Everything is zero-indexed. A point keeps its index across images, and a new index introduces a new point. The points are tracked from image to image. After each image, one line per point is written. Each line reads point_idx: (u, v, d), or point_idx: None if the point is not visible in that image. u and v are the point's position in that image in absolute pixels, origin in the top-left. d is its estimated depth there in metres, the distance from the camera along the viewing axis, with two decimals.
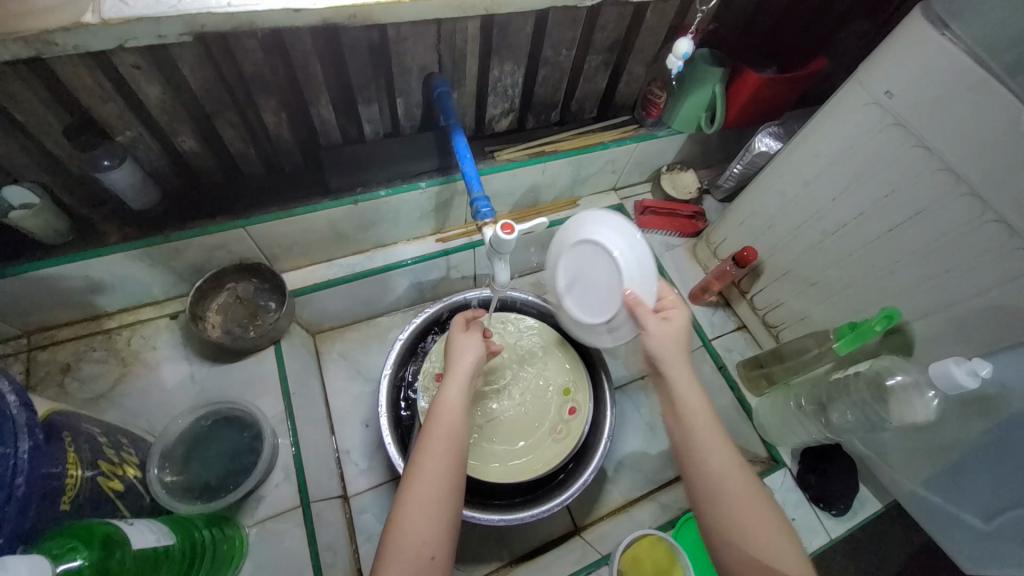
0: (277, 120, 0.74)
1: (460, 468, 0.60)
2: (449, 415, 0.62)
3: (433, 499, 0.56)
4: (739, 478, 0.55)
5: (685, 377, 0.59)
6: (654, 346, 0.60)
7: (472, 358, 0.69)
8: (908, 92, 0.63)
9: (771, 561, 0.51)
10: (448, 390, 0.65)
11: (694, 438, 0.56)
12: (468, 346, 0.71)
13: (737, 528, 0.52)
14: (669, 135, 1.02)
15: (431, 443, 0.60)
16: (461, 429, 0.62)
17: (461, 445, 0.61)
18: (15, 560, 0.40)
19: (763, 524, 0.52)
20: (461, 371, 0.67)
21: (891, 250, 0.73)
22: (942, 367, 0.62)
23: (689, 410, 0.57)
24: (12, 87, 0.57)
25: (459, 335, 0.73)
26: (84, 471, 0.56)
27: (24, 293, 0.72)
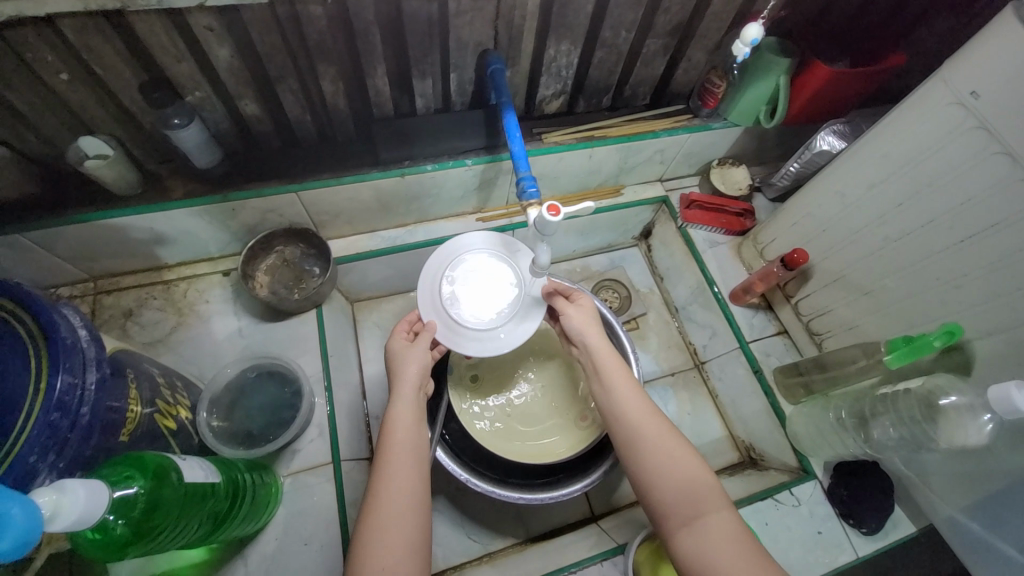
0: (335, 89, 0.76)
1: (418, 488, 0.63)
2: (400, 435, 0.65)
3: (400, 518, 0.59)
4: (659, 427, 0.66)
5: (602, 344, 0.73)
6: (575, 327, 0.74)
7: (420, 371, 0.70)
8: (997, 94, 0.58)
9: (694, 498, 0.61)
10: (398, 407, 0.67)
11: (614, 399, 0.69)
12: (414, 360, 0.71)
13: (662, 468, 0.63)
14: (725, 127, 0.98)
15: (389, 462, 0.63)
16: (412, 442, 0.65)
17: (415, 463, 0.64)
18: (73, 484, 0.43)
19: (679, 460, 0.63)
20: (407, 385, 0.69)
21: (960, 262, 0.68)
22: (1002, 390, 0.58)
23: (608, 372, 0.70)
24: (98, 42, 0.60)
25: (401, 347, 0.72)
26: (143, 409, 0.61)
27: (96, 240, 0.77)
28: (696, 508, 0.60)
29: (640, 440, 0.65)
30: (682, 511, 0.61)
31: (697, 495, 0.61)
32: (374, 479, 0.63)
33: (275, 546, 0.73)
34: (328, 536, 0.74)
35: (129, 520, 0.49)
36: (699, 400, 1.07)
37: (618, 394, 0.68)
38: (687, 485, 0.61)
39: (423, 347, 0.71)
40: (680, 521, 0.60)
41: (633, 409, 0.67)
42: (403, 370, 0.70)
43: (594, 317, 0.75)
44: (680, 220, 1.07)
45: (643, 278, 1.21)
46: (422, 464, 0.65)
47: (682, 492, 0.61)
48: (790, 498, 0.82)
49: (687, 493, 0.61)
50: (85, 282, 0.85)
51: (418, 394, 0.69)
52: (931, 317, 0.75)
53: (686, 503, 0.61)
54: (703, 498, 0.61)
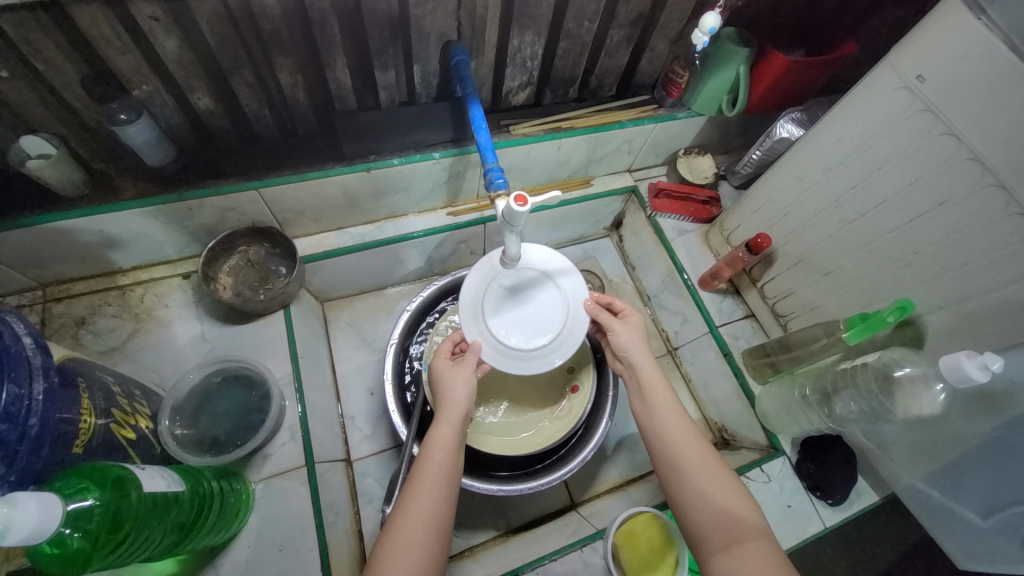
0: (293, 82, 0.73)
1: (444, 514, 0.60)
2: (437, 459, 0.62)
3: (418, 545, 0.57)
4: (705, 449, 0.64)
5: (648, 364, 0.71)
6: (622, 343, 0.73)
7: (466, 394, 0.68)
8: (939, 78, 0.61)
9: (738, 523, 0.59)
10: (440, 429, 0.65)
11: (659, 416, 0.67)
12: (459, 380, 0.69)
13: (705, 492, 0.61)
14: (688, 117, 1.00)
15: (420, 486, 0.60)
16: (453, 467, 0.63)
17: (447, 487, 0.61)
18: (24, 497, 0.41)
19: (723, 486, 0.61)
20: (453, 407, 0.67)
21: (910, 240, 0.72)
22: (952, 360, 0.61)
23: (652, 391, 0.69)
24: (30, 33, 0.57)
25: (445, 366, 0.71)
26: (97, 419, 0.58)
27: (40, 245, 0.73)
28: (737, 534, 0.58)
29: (683, 462, 0.63)
30: (720, 536, 0.58)
31: (738, 521, 0.59)
32: (402, 500, 0.60)
33: (249, 554, 0.71)
34: (304, 541, 0.72)
35: (85, 533, 0.47)
36: (673, 385, 1.09)
37: (663, 414, 0.67)
38: (729, 511, 0.59)
39: (468, 368, 0.70)
40: (718, 547, 0.58)
41: (679, 431, 0.65)
42: (448, 390, 0.68)
43: (640, 336, 0.74)
44: (650, 209, 1.09)
45: (616, 268, 1.23)
46: (452, 488, 0.62)
47: (723, 518, 0.59)
48: (761, 475, 0.85)
49: (728, 520, 0.59)
50: (32, 290, 0.80)
51: (463, 419, 0.67)
52: (886, 294, 0.78)
53: (726, 530, 0.58)
54: (745, 525, 0.58)
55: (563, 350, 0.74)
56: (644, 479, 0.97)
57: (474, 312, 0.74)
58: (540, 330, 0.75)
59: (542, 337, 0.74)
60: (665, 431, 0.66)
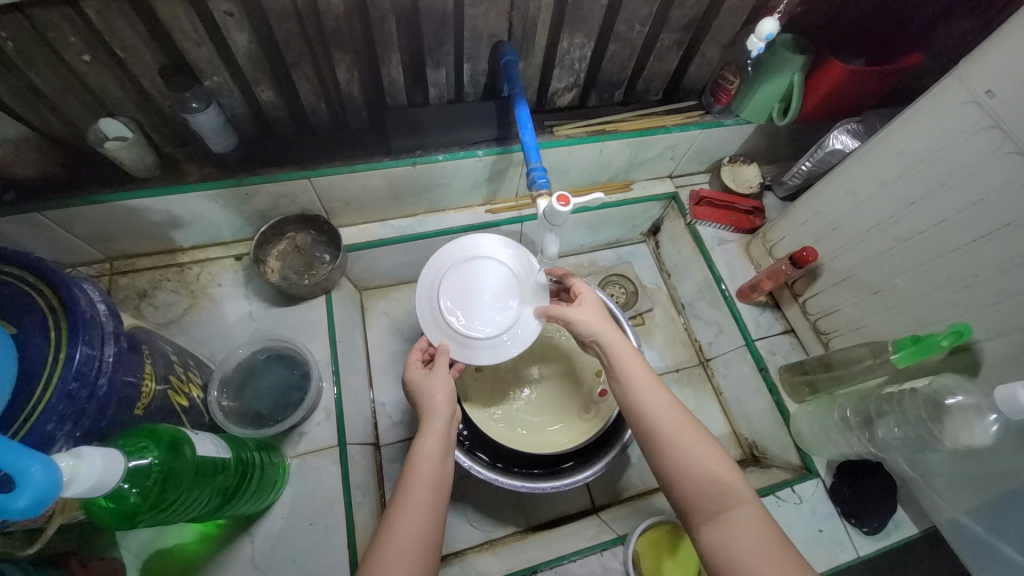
0: (349, 77, 0.76)
1: (435, 526, 0.60)
2: (426, 469, 0.63)
3: (413, 552, 0.56)
4: (678, 414, 0.63)
5: (613, 336, 0.71)
6: (583, 321, 0.72)
7: (448, 400, 0.69)
8: (1013, 92, 0.57)
9: (719, 493, 0.58)
10: (426, 439, 0.65)
11: (627, 392, 0.66)
12: (438, 387, 0.70)
13: (682, 461, 0.60)
14: (736, 125, 0.98)
15: (411, 495, 0.61)
16: (440, 475, 0.63)
17: (435, 499, 0.62)
18: (89, 452, 0.44)
19: (698, 455, 0.60)
20: (438, 416, 0.68)
21: (972, 262, 0.68)
22: (1008, 390, 0.58)
23: (620, 367, 0.68)
24: (116, 23, 0.61)
25: (421, 378, 0.72)
26: (157, 385, 0.62)
27: (113, 221, 0.79)
28: (720, 500, 0.57)
29: (657, 432, 0.62)
30: (702, 504, 0.58)
31: (718, 488, 0.58)
32: (391, 511, 0.60)
33: (281, 525, 0.75)
34: (333, 517, 0.75)
35: (141, 489, 0.51)
36: (703, 397, 1.07)
37: (633, 387, 0.66)
38: (709, 477, 0.58)
39: (444, 372, 0.71)
40: (705, 514, 0.58)
41: (651, 400, 0.64)
42: (430, 401, 0.69)
43: (598, 310, 0.74)
44: (690, 217, 1.07)
45: (650, 275, 1.21)
46: (441, 502, 0.63)
47: (705, 484, 0.58)
48: (792, 495, 0.82)
49: (710, 486, 0.58)
50: (101, 263, 0.87)
51: (448, 424, 0.68)
52: (940, 317, 0.74)
53: (710, 497, 0.58)
54: (727, 491, 0.58)
55: (529, 328, 0.77)
56: None
57: (438, 317, 0.77)
58: (503, 316, 0.77)
59: (503, 322, 0.77)
60: (635, 404, 0.65)
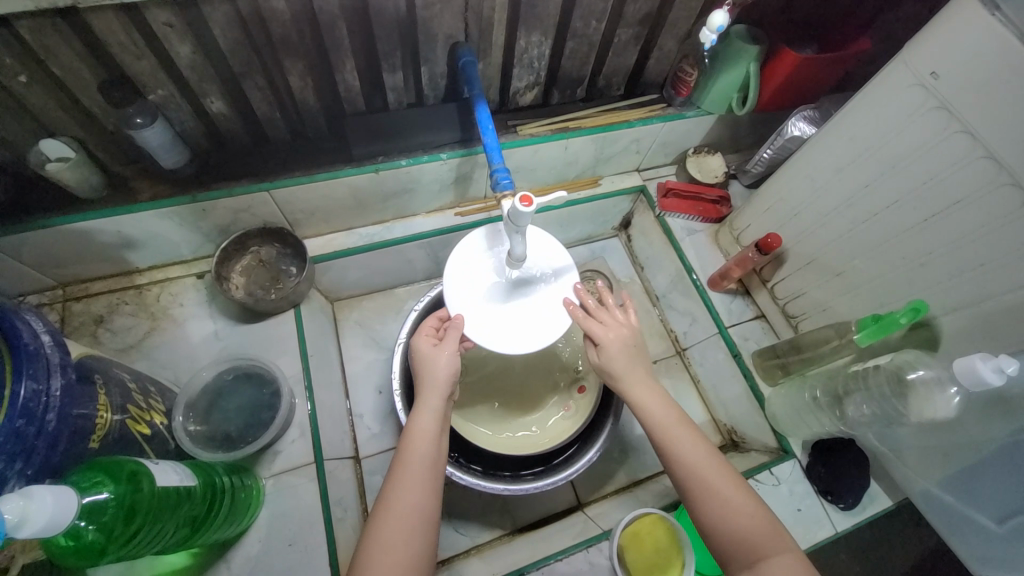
0: (303, 84, 0.75)
1: (427, 505, 0.59)
2: (420, 447, 0.63)
3: (410, 528, 0.57)
4: (718, 465, 0.62)
5: (643, 381, 0.69)
6: (614, 360, 0.69)
7: (448, 377, 0.67)
8: (954, 75, 0.59)
9: (756, 538, 0.56)
10: (421, 416, 0.65)
11: (663, 436, 0.65)
12: (441, 361, 0.68)
13: (723, 509, 0.58)
14: (698, 116, 0.99)
15: (406, 472, 0.60)
16: (430, 459, 0.62)
17: (432, 476, 0.62)
18: (40, 491, 0.42)
19: (738, 500, 0.59)
20: (433, 392, 0.66)
21: (924, 241, 0.70)
22: (967, 362, 0.60)
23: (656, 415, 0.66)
24: (47, 39, 0.58)
25: (428, 350, 0.69)
26: (113, 415, 0.59)
27: (60, 246, 0.75)
28: (757, 548, 0.55)
29: (697, 484, 0.61)
30: (741, 552, 0.56)
31: (757, 535, 0.56)
32: (387, 489, 0.60)
33: (260, 548, 0.73)
34: (313, 536, 0.73)
35: (100, 526, 0.48)
36: (681, 387, 1.08)
37: (664, 434, 0.65)
38: (747, 523, 0.57)
39: (451, 347, 0.69)
40: (743, 562, 0.55)
41: (689, 453, 0.63)
42: (431, 375, 0.67)
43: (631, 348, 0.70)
44: (658, 209, 1.08)
45: (624, 269, 1.22)
46: (437, 480, 0.62)
47: (742, 530, 0.57)
48: (771, 478, 0.84)
49: (748, 534, 0.56)
50: (52, 289, 0.83)
51: (445, 402, 0.67)
52: (899, 296, 0.77)
53: (747, 546, 0.56)
54: (766, 539, 0.56)
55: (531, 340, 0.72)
56: (651, 481, 0.97)
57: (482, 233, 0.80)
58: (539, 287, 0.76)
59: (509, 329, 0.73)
60: (673, 456, 0.63)
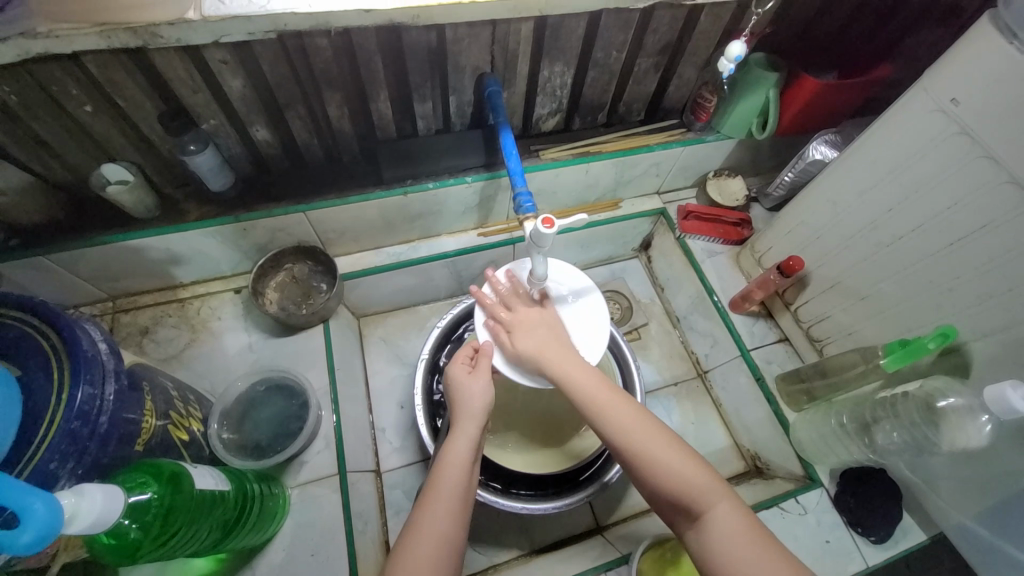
0: (340, 114, 0.80)
1: (454, 536, 0.59)
2: (453, 474, 0.62)
3: (438, 558, 0.56)
4: (641, 423, 0.60)
5: (555, 359, 0.66)
6: (527, 349, 0.68)
7: (484, 407, 0.67)
8: (975, 101, 0.60)
9: (691, 494, 0.55)
10: (456, 444, 0.65)
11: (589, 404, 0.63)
12: (477, 391, 0.68)
13: (657, 469, 0.57)
14: (717, 140, 1.01)
15: (438, 498, 0.60)
16: (461, 490, 0.62)
17: (462, 507, 0.61)
18: (91, 488, 0.45)
19: (669, 460, 0.57)
20: (470, 422, 0.67)
21: (950, 265, 0.69)
22: (997, 390, 0.58)
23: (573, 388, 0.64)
24: (116, 74, 0.64)
25: (464, 376, 0.69)
26: (157, 421, 0.63)
27: (114, 261, 0.81)
28: (694, 505, 0.55)
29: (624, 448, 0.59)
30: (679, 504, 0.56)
31: (691, 492, 0.55)
32: (416, 512, 0.60)
33: (283, 557, 0.75)
34: (334, 546, 0.75)
35: (142, 525, 0.51)
36: (702, 409, 1.07)
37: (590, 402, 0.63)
38: (679, 484, 0.56)
39: (485, 377, 0.69)
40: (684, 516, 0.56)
41: (619, 420, 0.61)
42: (467, 402, 0.68)
43: (535, 331, 0.70)
44: (678, 231, 1.09)
45: (644, 289, 1.23)
46: (467, 505, 0.62)
47: (677, 490, 0.56)
48: (796, 506, 0.82)
49: (681, 492, 0.56)
50: (103, 301, 0.89)
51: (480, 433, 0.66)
52: (927, 320, 0.75)
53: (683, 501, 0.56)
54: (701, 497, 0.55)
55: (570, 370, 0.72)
56: None
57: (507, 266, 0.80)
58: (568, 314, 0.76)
59: None
60: (599, 422, 0.62)
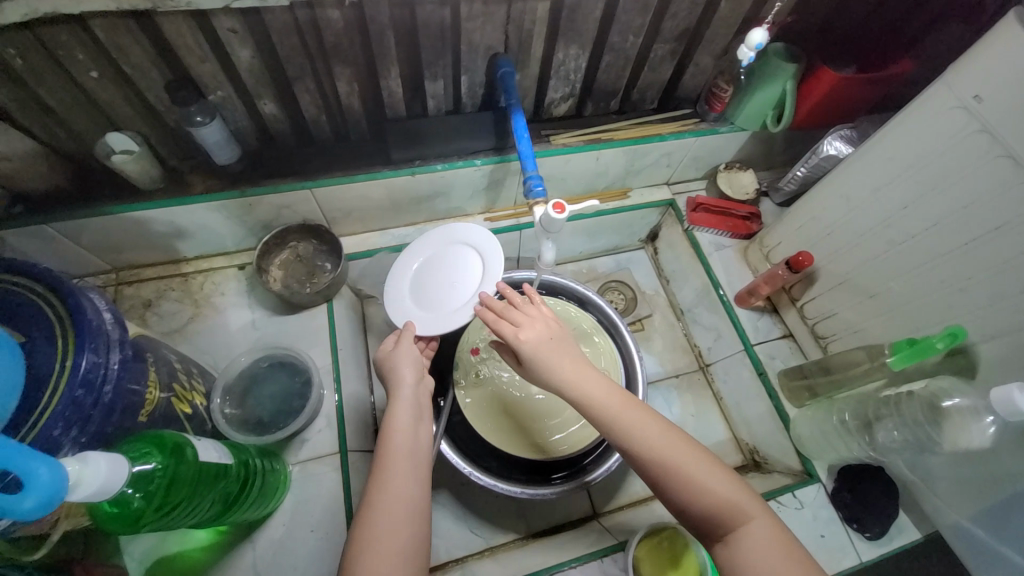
0: (350, 90, 0.78)
1: (414, 501, 0.58)
2: (399, 440, 0.62)
3: (400, 524, 0.56)
4: (675, 439, 0.57)
5: (572, 369, 0.62)
6: (536, 342, 0.63)
7: (414, 369, 0.68)
8: (998, 98, 0.59)
9: (724, 512, 0.53)
10: (395, 410, 0.65)
11: (611, 420, 0.59)
12: (405, 356, 0.69)
13: (686, 489, 0.54)
14: (731, 132, 0.99)
15: (392, 469, 0.59)
16: (411, 452, 0.62)
17: (415, 469, 0.61)
18: (94, 456, 0.45)
19: (700, 477, 0.54)
20: (405, 387, 0.66)
21: (963, 266, 0.69)
22: (1003, 392, 0.58)
23: (597, 405, 0.60)
24: (123, 40, 0.63)
25: (391, 347, 0.71)
26: (160, 393, 0.63)
27: (119, 232, 0.81)
28: (727, 523, 0.53)
29: (653, 467, 0.56)
30: (710, 522, 0.53)
31: (721, 511, 0.53)
32: (370, 483, 0.59)
33: (282, 532, 0.75)
34: (333, 524, 0.75)
35: (145, 494, 0.51)
36: (703, 402, 1.07)
37: (610, 417, 0.59)
38: (710, 504, 0.53)
39: (410, 343, 0.70)
40: (714, 534, 0.54)
41: (642, 433, 0.57)
42: (396, 369, 0.68)
43: (546, 330, 0.65)
44: (687, 223, 1.08)
45: (649, 281, 1.22)
46: (422, 466, 0.62)
47: (708, 509, 0.53)
48: (793, 500, 0.82)
49: (713, 510, 0.53)
50: (107, 273, 0.88)
51: (415, 394, 0.67)
52: (936, 320, 0.75)
53: (715, 518, 0.53)
54: (733, 514, 0.53)
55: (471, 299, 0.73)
56: None
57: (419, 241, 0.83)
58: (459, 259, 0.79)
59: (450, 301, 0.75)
60: (622, 442, 0.58)
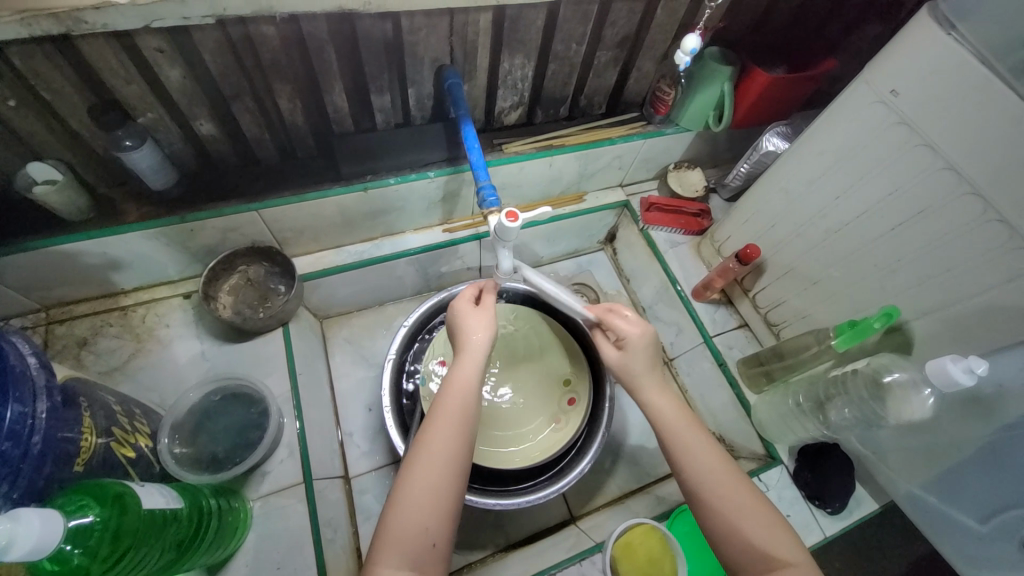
0: (292, 106, 0.76)
1: (458, 456, 0.58)
2: (456, 395, 0.61)
3: (442, 479, 0.55)
4: (730, 474, 0.59)
5: (657, 394, 0.67)
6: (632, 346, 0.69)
7: (482, 337, 0.68)
8: (912, 91, 0.63)
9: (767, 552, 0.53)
10: (461, 370, 0.64)
11: (680, 442, 0.61)
12: (477, 320, 0.70)
13: (734, 523, 0.55)
14: (676, 133, 1.03)
15: (437, 427, 0.58)
16: (468, 412, 0.61)
17: (467, 424, 0.60)
18: (27, 513, 0.41)
19: (748, 515, 0.55)
20: (474, 350, 0.67)
21: (892, 249, 0.74)
22: (939, 364, 0.62)
23: (670, 425, 0.63)
24: (38, 64, 0.59)
25: (467, 309, 0.71)
26: (98, 439, 0.58)
27: (45, 268, 0.75)
28: (767, 561, 0.53)
29: (705, 493, 0.57)
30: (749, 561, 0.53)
31: (761, 551, 0.53)
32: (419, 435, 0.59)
33: (247, 573, 0.71)
34: (302, 558, 0.72)
35: (86, 549, 0.48)
36: None
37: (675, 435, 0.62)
38: (753, 547, 0.53)
39: (486, 312, 0.71)
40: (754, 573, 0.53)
41: (701, 461, 0.59)
42: (470, 334, 0.68)
43: (646, 350, 0.70)
44: (642, 223, 1.11)
45: (610, 281, 1.24)
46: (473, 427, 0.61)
47: (748, 548, 0.54)
48: (759, 485, 0.85)
49: (753, 551, 0.53)
50: (35, 312, 0.82)
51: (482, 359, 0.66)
52: (873, 302, 0.79)
53: (754, 558, 0.53)
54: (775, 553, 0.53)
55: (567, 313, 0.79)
56: (643, 491, 0.97)
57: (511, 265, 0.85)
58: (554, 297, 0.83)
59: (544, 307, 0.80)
60: (682, 463, 0.60)
